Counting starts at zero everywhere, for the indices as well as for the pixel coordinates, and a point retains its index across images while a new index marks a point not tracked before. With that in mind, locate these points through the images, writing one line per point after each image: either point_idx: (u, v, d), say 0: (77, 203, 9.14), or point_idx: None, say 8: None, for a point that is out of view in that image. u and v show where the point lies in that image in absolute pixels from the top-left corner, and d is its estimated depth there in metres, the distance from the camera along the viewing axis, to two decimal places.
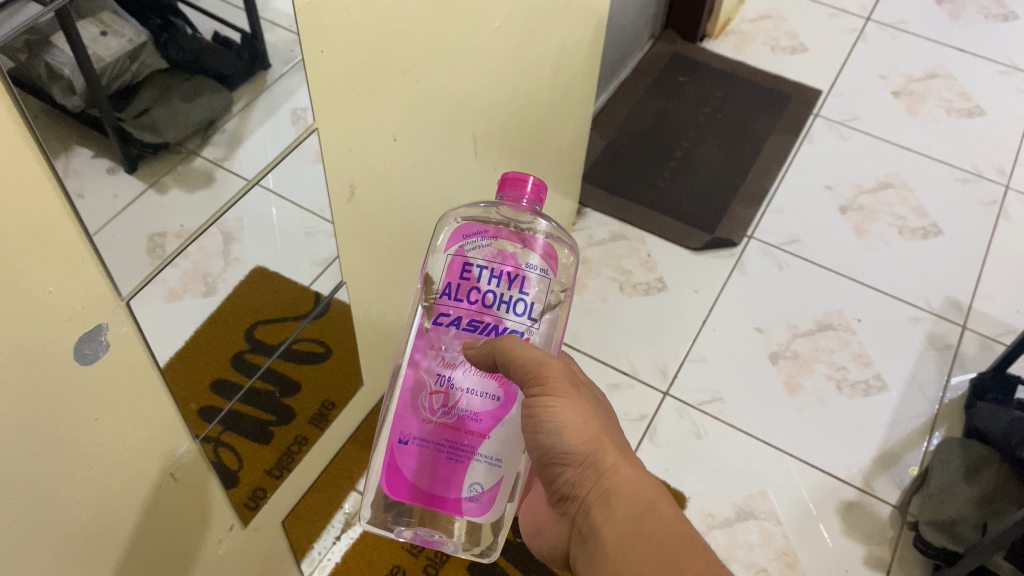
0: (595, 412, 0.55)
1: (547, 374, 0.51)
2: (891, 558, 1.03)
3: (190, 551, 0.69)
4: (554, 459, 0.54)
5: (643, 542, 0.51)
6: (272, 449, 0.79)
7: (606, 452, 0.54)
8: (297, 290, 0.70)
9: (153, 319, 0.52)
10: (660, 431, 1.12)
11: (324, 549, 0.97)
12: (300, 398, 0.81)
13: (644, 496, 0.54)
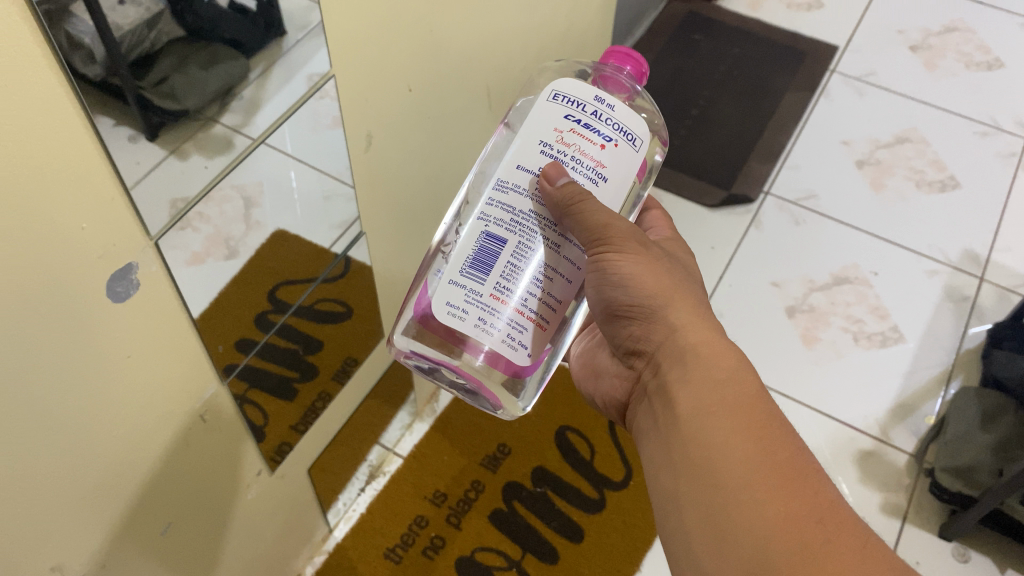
0: (670, 272, 0.53)
1: (616, 228, 0.48)
2: (908, 505, 1.03)
3: (218, 493, 0.71)
4: (622, 310, 0.52)
5: (721, 413, 0.48)
6: (300, 403, 0.81)
7: (674, 307, 0.52)
8: (317, 249, 0.72)
9: (182, 279, 0.54)
10: None
11: (349, 501, 1.01)
12: (322, 355, 0.83)
13: (723, 362, 0.50)
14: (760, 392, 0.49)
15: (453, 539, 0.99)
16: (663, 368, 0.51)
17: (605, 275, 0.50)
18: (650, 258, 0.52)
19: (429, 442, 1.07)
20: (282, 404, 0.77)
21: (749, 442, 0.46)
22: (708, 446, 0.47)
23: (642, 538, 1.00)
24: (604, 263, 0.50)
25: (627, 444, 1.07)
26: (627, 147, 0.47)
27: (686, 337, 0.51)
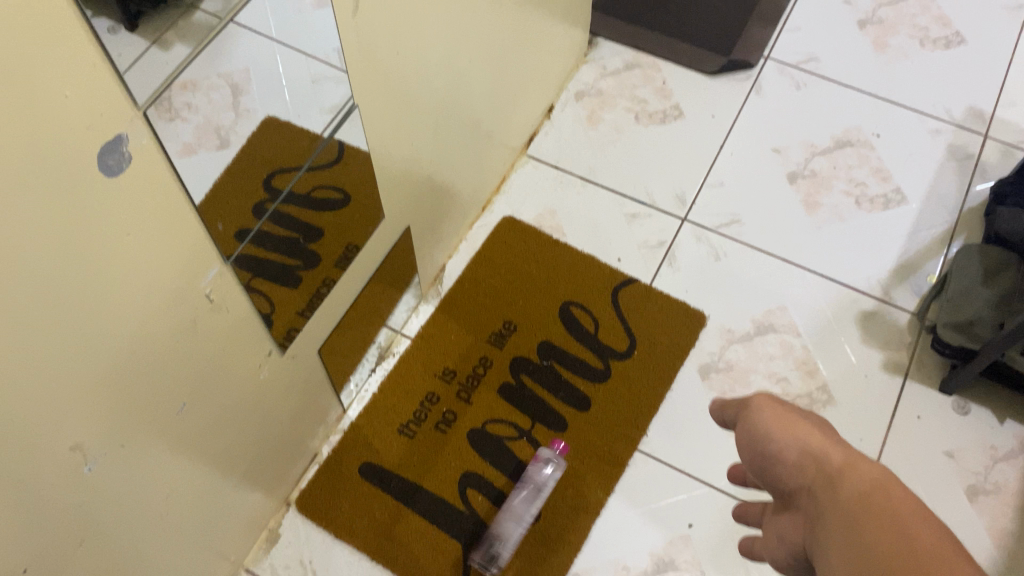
0: (814, 419, 0.52)
1: (762, 405, 0.53)
2: (909, 362, 1.05)
3: (231, 374, 0.72)
4: (777, 472, 0.50)
5: (837, 496, 0.44)
6: (305, 291, 0.80)
7: (829, 448, 0.48)
8: (312, 139, 0.70)
9: (176, 153, 0.52)
10: (679, 255, 1.13)
11: (361, 382, 1.03)
12: (325, 243, 0.81)
13: (838, 456, 0.47)
14: (888, 476, 0.44)
15: (464, 414, 1.01)
16: (813, 504, 0.46)
17: (761, 435, 0.51)
18: (784, 403, 0.53)
19: (435, 323, 1.08)
20: (285, 292, 0.76)
21: (861, 506, 0.43)
22: (854, 555, 0.40)
23: (648, 406, 1.02)
24: (750, 418, 0.53)
25: (631, 317, 1.08)
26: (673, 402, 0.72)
27: (839, 464, 0.46)
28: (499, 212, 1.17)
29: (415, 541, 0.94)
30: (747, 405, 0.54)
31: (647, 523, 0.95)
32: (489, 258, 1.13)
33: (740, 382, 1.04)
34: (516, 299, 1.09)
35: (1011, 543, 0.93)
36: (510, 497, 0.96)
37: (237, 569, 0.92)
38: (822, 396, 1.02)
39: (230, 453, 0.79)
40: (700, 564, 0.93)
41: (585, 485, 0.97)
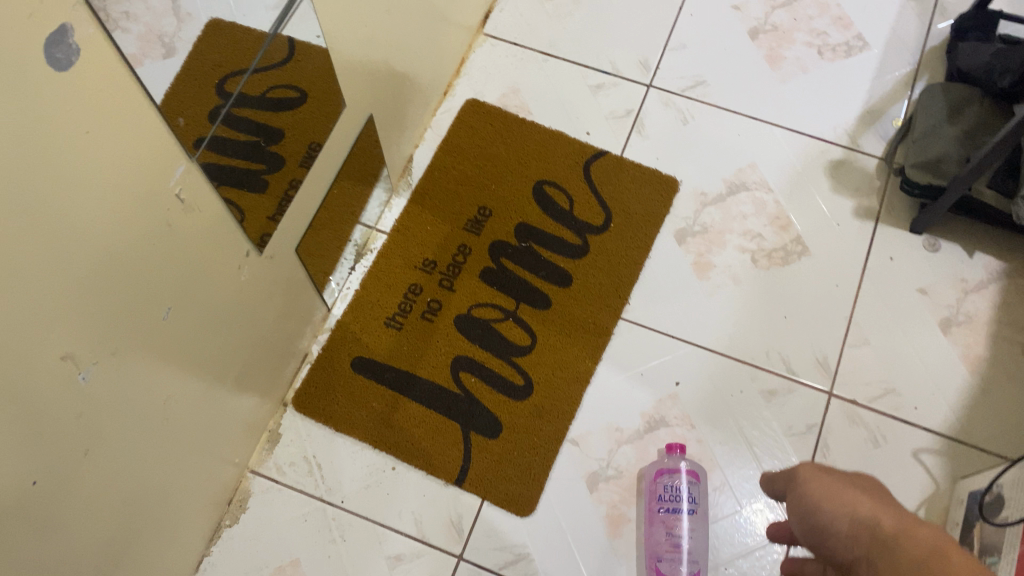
0: (862, 482, 0.55)
1: (808, 482, 0.56)
2: (880, 207, 1.06)
3: (213, 278, 0.72)
4: (842, 529, 0.52)
5: (897, 558, 0.47)
6: (272, 194, 0.78)
7: (885, 519, 0.50)
8: (260, 37, 0.68)
9: (126, 43, 0.50)
10: (647, 123, 1.12)
11: (342, 280, 1.03)
12: (286, 144, 0.78)
13: (889, 522, 0.50)
14: (941, 541, 0.47)
15: (448, 300, 1.02)
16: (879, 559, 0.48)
17: (818, 510, 0.54)
18: (834, 474, 0.56)
19: (409, 215, 1.07)
20: (255, 196, 0.75)
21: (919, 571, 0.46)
22: None
23: (629, 276, 1.03)
24: (801, 489, 0.56)
25: (604, 189, 1.08)
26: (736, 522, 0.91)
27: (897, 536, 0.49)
28: (461, 96, 1.15)
29: (414, 427, 0.96)
30: (799, 477, 0.57)
31: (637, 386, 0.98)
32: (456, 143, 1.11)
33: (717, 243, 1.05)
34: (488, 182, 1.08)
35: (983, 369, 0.98)
36: (501, 375, 0.98)
37: (243, 471, 0.94)
38: (796, 248, 1.04)
39: (222, 358, 0.80)
40: (690, 419, 0.96)
41: (574, 357, 0.99)
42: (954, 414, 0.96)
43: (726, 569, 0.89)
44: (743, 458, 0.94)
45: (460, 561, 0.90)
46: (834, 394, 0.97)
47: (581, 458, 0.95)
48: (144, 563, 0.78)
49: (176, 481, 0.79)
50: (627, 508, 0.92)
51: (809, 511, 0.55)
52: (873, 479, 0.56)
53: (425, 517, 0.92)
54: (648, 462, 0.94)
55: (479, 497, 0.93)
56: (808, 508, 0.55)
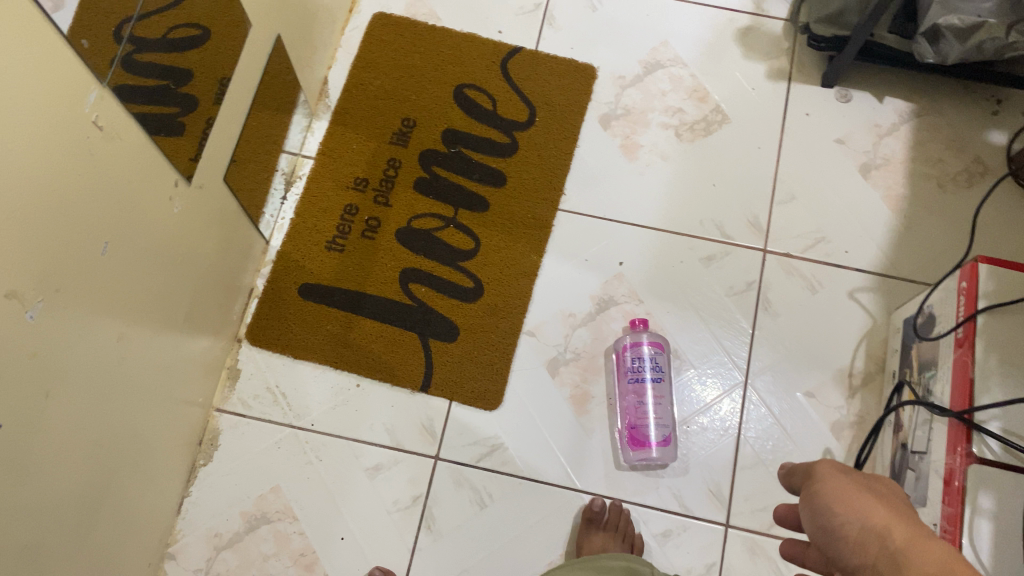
0: (879, 493, 0.53)
1: (826, 482, 0.54)
2: (791, 66, 1.09)
3: (145, 210, 0.71)
4: (850, 532, 0.50)
5: (904, 572, 0.46)
6: (193, 135, 0.77)
7: (899, 530, 0.48)
8: None
9: None
10: (557, 15, 1.12)
11: (276, 211, 1.03)
12: (198, 82, 0.77)
13: (901, 534, 0.48)
14: (956, 562, 0.45)
15: (387, 216, 1.02)
16: (886, 570, 0.47)
17: (829, 508, 0.52)
18: (851, 482, 0.54)
19: (334, 137, 1.06)
20: (177, 126, 0.74)
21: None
22: None
23: (561, 167, 1.04)
24: (816, 489, 0.54)
25: (525, 86, 1.08)
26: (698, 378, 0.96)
27: (909, 547, 0.47)
28: (366, 11, 1.13)
29: (371, 342, 0.97)
30: (816, 480, 0.55)
31: (583, 271, 1.00)
32: (370, 60, 1.10)
33: (641, 124, 1.07)
34: (408, 94, 1.08)
35: (904, 206, 1.03)
36: (451, 280, 0.99)
37: (208, 411, 0.94)
38: (716, 118, 1.07)
39: (170, 295, 0.79)
40: (638, 294, 0.99)
41: (519, 252, 1.01)
42: (883, 252, 1.01)
43: (690, 425, 0.94)
44: (692, 323, 0.98)
45: (437, 462, 0.93)
46: (769, 250, 1.01)
47: (539, 347, 0.97)
48: (125, 508, 0.79)
49: (142, 425, 0.79)
50: (589, 386, 0.96)
51: (822, 509, 0.53)
52: (894, 494, 0.54)
53: (397, 426, 0.94)
54: (603, 340, 0.97)
55: (446, 400, 0.95)
56: (821, 507, 0.53)
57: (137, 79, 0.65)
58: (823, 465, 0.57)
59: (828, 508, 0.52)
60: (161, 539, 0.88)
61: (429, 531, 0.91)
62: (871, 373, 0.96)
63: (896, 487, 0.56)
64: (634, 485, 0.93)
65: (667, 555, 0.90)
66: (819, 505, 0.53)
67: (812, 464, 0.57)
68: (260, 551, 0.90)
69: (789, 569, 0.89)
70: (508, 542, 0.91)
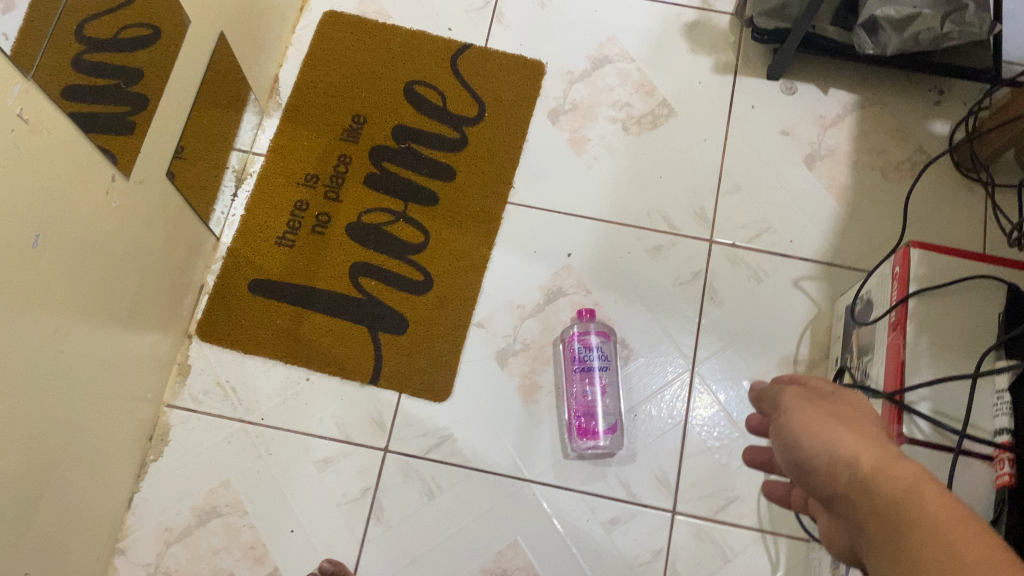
0: (848, 419, 0.50)
1: (795, 417, 0.51)
2: (737, 60, 1.11)
3: (78, 203, 0.72)
4: (819, 463, 0.47)
5: (869, 495, 0.43)
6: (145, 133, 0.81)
7: (863, 452, 0.45)
8: None
9: None
10: (506, 12, 1.14)
11: (227, 209, 1.04)
12: (150, 82, 0.81)
13: (866, 456, 0.45)
14: (919, 474, 0.42)
15: (336, 212, 1.03)
16: (856, 499, 0.44)
17: (799, 444, 0.49)
18: (821, 412, 0.51)
19: (284, 134, 1.07)
20: (111, 119, 0.75)
21: (891, 510, 0.41)
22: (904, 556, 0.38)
23: (510, 161, 1.05)
24: (785, 427, 0.51)
25: (474, 81, 1.09)
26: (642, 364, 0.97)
27: (873, 466, 0.44)
28: (318, 10, 1.14)
29: (321, 336, 0.98)
30: (787, 415, 0.52)
31: (532, 264, 1.01)
32: (321, 58, 1.11)
33: (589, 118, 1.08)
34: (358, 91, 1.09)
35: (848, 195, 1.04)
36: (400, 274, 1.00)
37: (158, 406, 0.95)
38: (663, 111, 1.09)
39: (110, 289, 0.80)
40: (585, 285, 1.00)
41: (468, 245, 1.02)
42: (827, 240, 1.02)
43: (637, 413, 0.95)
44: (639, 313, 0.99)
45: (386, 454, 0.94)
46: (714, 241, 1.02)
47: (488, 338, 0.98)
48: (69, 500, 0.80)
49: (85, 417, 0.80)
50: (538, 376, 0.97)
51: (793, 446, 0.50)
52: (868, 417, 0.51)
53: (346, 419, 0.95)
54: (552, 331, 0.98)
55: (396, 392, 0.96)
56: (793, 444, 0.50)
57: (60, 72, 0.67)
58: (792, 400, 0.54)
59: (798, 443, 0.49)
60: (110, 534, 0.88)
61: (379, 521, 0.91)
62: (815, 360, 0.97)
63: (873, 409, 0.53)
64: (582, 474, 0.93)
65: (614, 542, 0.91)
66: (791, 442, 0.50)
67: (785, 402, 0.54)
68: (210, 545, 0.90)
69: (735, 553, 0.90)
70: (456, 531, 0.91)
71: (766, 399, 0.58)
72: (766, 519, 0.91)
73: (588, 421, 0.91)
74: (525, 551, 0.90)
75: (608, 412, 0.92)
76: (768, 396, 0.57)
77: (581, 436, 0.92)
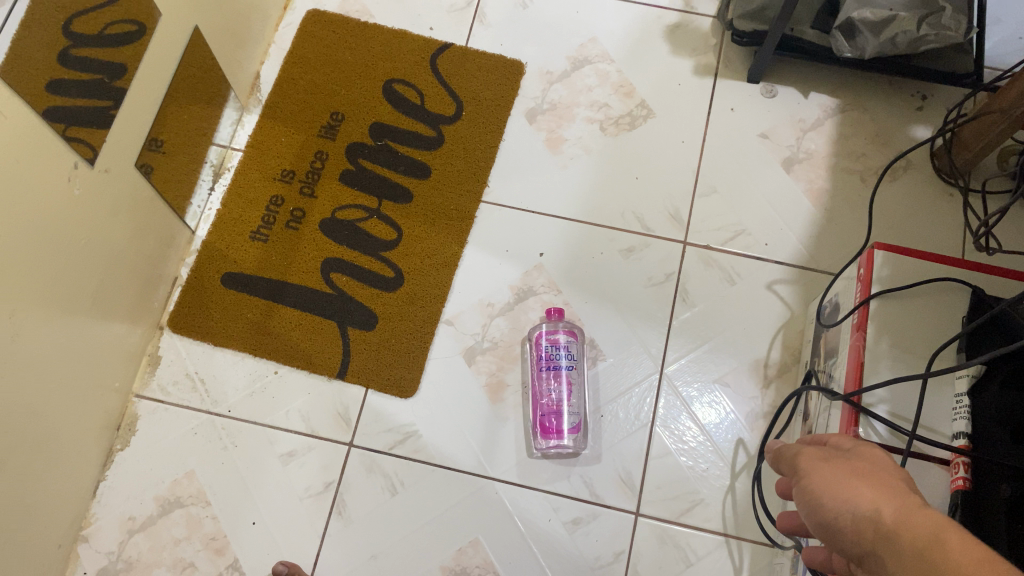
0: (868, 470, 0.47)
1: (813, 475, 0.48)
2: (717, 62, 1.11)
3: (37, 188, 0.73)
4: (841, 522, 0.44)
5: (897, 553, 0.39)
6: (127, 127, 0.85)
7: (886, 506, 0.42)
8: None
9: None
10: (488, 12, 1.15)
11: (204, 203, 1.05)
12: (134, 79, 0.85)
13: (888, 510, 0.42)
14: (948, 525, 0.39)
15: (311, 207, 1.03)
16: (883, 559, 0.40)
17: (818, 503, 0.46)
18: (839, 468, 0.48)
19: (262, 129, 1.08)
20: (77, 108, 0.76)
21: (919, 565, 0.38)
22: None
23: (485, 159, 1.06)
24: (804, 487, 0.48)
25: (452, 80, 1.10)
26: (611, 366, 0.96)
27: (897, 522, 0.41)
28: (302, 9, 1.16)
29: (290, 330, 0.98)
30: (804, 477, 0.49)
31: (504, 262, 1.01)
32: (302, 56, 1.12)
33: (566, 118, 1.08)
34: (337, 89, 1.10)
35: (825, 198, 1.03)
36: (372, 270, 1.00)
37: (127, 396, 0.95)
38: (642, 112, 1.08)
39: (72, 275, 0.81)
40: (556, 284, 1.00)
41: (440, 242, 1.02)
42: (803, 244, 1.01)
43: (603, 414, 0.94)
44: (609, 313, 0.99)
45: (350, 448, 0.94)
46: (688, 242, 1.01)
47: (457, 335, 0.98)
48: (29, 484, 0.81)
49: (48, 402, 0.81)
50: (505, 374, 0.96)
51: (813, 506, 0.47)
52: (888, 468, 0.47)
53: (312, 413, 0.95)
54: (520, 329, 0.98)
55: (363, 387, 0.96)
56: (811, 503, 0.47)
57: (24, 59, 0.68)
58: (809, 457, 0.51)
59: (817, 503, 0.46)
60: (72, 522, 0.89)
61: (340, 516, 0.91)
62: (786, 364, 0.96)
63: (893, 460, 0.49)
64: (545, 473, 0.92)
65: (576, 543, 0.89)
66: (809, 501, 0.47)
67: (801, 460, 0.51)
68: (171, 535, 0.90)
69: (698, 557, 0.88)
70: (417, 528, 0.90)
71: (784, 462, 0.55)
72: (731, 524, 0.90)
73: (554, 420, 0.90)
74: (486, 549, 0.89)
75: (574, 412, 0.91)
76: (785, 455, 0.54)
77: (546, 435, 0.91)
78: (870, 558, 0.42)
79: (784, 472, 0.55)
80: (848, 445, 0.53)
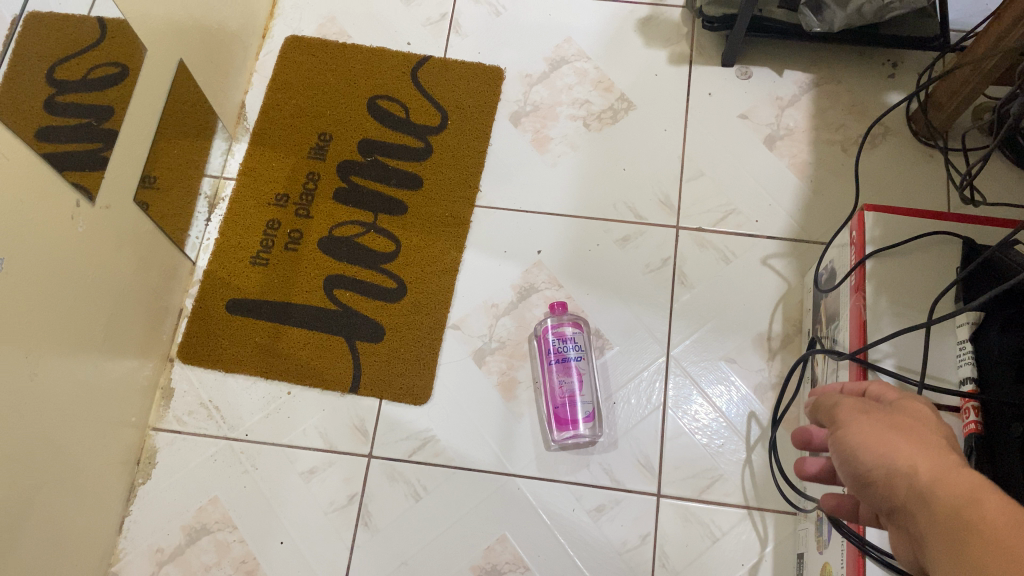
0: (908, 426, 0.45)
1: (848, 425, 0.47)
2: (691, 50, 1.14)
3: (42, 228, 0.74)
4: (875, 475, 0.43)
5: (932, 508, 0.39)
6: (121, 164, 0.86)
7: (921, 461, 0.41)
8: (72, 22, 0.76)
9: None
10: (463, 23, 1.17)
11: (201, 233, 1.06)
12: (121, 120, 0.86)
13: (926, 466, 0.41)
14: (984, 486, 0.38)
15: (308, 227, 1.05)
16: (918, 515, 0.40)
17: (850, 455, 0.45)
18: (878, 422, 0.46)
19: (253, 157, 1.10)
20: (75, 149, 0.78)
21: (953, 524, 0.37)
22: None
23: (476, 165, 1.08)
24: (840, 439, 0.47)
25: (435, 91, 1.12)
26: (617, 353, 0.98)
27: (932, 476, 0.40)
28: (280, 36, 1.18)
29: (299, 349, 0.99)
30: (840, 426, 0.48)
31: (504, 263, 1.03)
32: (285, 81, 1.14)
33: (550, 118, 1.11)
34: (323, 110, 1.11)
35: (810, 171, 1.05)
36: (374, 283, 1.02)
37: (144, 430, 0.96)
38: (623, 105, 1.11)
39: (81, 313, 0.82)
40: (557, 280, 1.02)
41: (439, 250, 1.03)
42: (793, 217, 1.03)
43: (616, 402, 0.96)
44: (611, 303, 1.00)
45: (370, 459, 0.95)
46: (681, 227, 1.03)
47: (464, 338, 1.00)
48: (58, 524, 0.81)
49: (68, 442, 0.82)
50: (516, 371, 0.98)
51: (846, 456, 0.46)
52: (929, 424, 0.46)
53: (329, 428, 0.96)
54: (526, 326, 1.00)
55: (376, 399, 0.97)
56: (845, 454, 0.45)
57: (20, 105, 0.69)
58: (848, 409, 0.49)
59: (851, 453, 0.45)
60: (101, 558, 0.89)
61: (367, 527, 0.92)
62: (789, 335, 0.98)
63: (935, 415, 0.48)
64: (565, 465, 0.93)
65: (602, 530, 0.90)
66: (844, 454, 0.46)
67: (838, 409, 0.50)
68: (201, 562, 0.91)
69: (723, 533, 0.90)
70: (444, 530, 0.91)
71: (819, 410, 0.53)
72: (752, 496, 0.91)
73: (568, 410, 0.91)
74: (514, 545, 0.90)
75: (587, 400, 0.92)
76: (826, 403, 0.53)
77: (562, 424, 0.91)
78: (905, 511, 0.41)
79: (821, 421, 0.54)
80: (890, 400, 0.51)
